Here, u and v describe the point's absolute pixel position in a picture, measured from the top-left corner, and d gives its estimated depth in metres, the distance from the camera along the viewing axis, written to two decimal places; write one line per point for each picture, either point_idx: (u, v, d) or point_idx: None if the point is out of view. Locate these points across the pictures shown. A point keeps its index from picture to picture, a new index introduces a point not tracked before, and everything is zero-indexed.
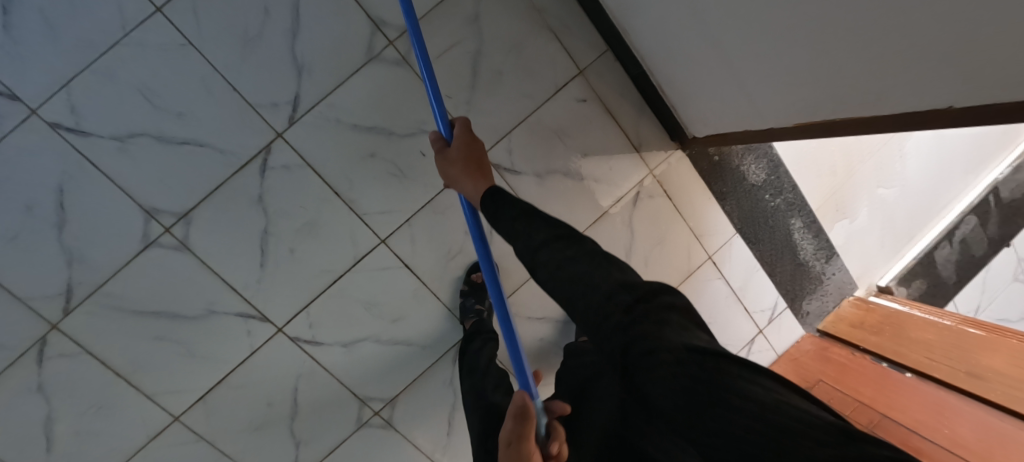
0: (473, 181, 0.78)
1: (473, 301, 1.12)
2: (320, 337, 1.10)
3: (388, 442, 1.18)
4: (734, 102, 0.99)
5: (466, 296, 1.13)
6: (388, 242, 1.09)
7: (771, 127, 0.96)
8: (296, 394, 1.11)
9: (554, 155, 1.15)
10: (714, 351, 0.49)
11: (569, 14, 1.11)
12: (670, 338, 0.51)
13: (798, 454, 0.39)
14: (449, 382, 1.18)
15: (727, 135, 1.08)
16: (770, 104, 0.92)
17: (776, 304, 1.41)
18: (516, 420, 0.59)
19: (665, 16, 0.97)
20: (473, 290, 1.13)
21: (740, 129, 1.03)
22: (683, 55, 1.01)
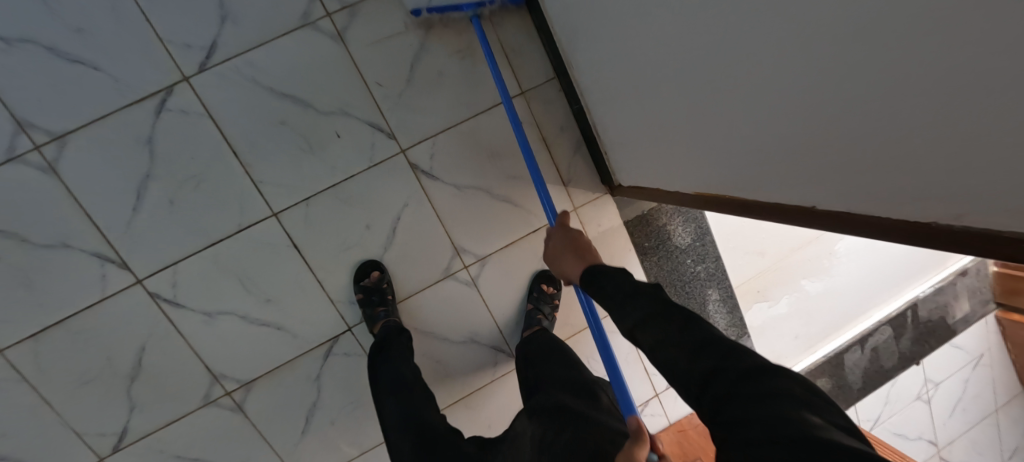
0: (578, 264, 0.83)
1: (375, 302, 1.05)
2: (183, 299, 1.02)
3: (233, 427, 1.09)
4: (658, 158, 0.96)
5: (365, 297, 1.05)
6: (281, 217, 1.03)
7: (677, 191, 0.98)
8: (142, 354, 1.03)
9: (477, 170, 1.11)
10: (790, 395, 0.53)
11: (524, 31, 1.08)
12: (762, 387, 0.55)
13: None
14: (314, 376, 1.11)
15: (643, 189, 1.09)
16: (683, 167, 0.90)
17: None
18: (633, 442, 0.66)
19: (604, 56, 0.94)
20: (375, 290, 1.06)
21: (654, 186, 1.04)
22: (618, 99, 0.98)
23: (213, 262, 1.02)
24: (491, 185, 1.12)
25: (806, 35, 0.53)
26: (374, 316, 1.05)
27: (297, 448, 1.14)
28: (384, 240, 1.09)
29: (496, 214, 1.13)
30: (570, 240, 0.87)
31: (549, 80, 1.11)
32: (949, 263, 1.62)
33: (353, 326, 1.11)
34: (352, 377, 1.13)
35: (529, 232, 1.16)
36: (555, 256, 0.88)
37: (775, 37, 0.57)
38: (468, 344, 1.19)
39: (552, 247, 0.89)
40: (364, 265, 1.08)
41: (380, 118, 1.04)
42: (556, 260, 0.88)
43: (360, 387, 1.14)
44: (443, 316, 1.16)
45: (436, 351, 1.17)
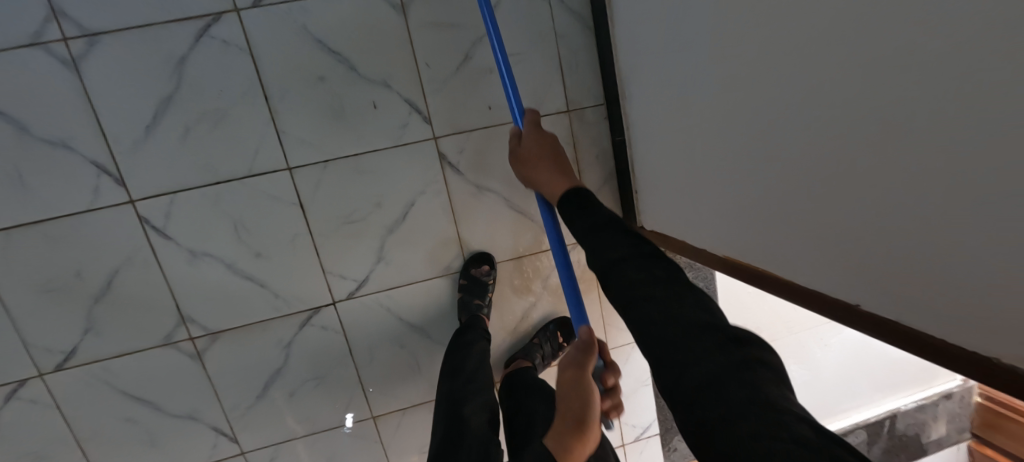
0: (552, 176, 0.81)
1: (472, 297, 1.06)
2: (172, 231, 0.97)
3: (187, 373, 1.04)
4: (687, 209, 0.93)
5: (465, 289, 1.07)
6: (296, 173, 0.99)
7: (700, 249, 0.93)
8: (114, 276, 0.97)
9: (502, 175, 1.07)
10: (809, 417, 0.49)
11: (584, 50, 1.04)
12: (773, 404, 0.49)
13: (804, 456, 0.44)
14: (284, 342, 1.06)
15: (665, 237, 1.04)
16: (712, 225, 0.87)
17: (650, 425, 1.31)
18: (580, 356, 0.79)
19: (659, 95, 0.91)
20: (471, 285, 1.07)
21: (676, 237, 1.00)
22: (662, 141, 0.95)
23: (214, 201, 0.97)
24: (512, 194, 1.08)
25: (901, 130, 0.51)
26: (469, 306, 1.06)
27: (247, 412, 1.08)
28: (391, 221, 1.04)
29: (510, 224, 1.10)
30: (551, 153, 0.83)
31: (597, 105, 1.08)
32: (936, 382, 1.60)
33: (338, 301, 1.06)
34: (322, 353, 1.08)
35: (538, 250, 1.13)
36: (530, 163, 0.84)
37: (861, 124, 0.55)
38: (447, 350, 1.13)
39: (527, 151, 0.85)
40: (475, 256, 1.09)
41: (420, 99, 1.00)
42: (528, 167, 0.85)
43: (328, 366, 1.08)
44: (429, 315, 1.11)
45: (413, 347, 1.11)
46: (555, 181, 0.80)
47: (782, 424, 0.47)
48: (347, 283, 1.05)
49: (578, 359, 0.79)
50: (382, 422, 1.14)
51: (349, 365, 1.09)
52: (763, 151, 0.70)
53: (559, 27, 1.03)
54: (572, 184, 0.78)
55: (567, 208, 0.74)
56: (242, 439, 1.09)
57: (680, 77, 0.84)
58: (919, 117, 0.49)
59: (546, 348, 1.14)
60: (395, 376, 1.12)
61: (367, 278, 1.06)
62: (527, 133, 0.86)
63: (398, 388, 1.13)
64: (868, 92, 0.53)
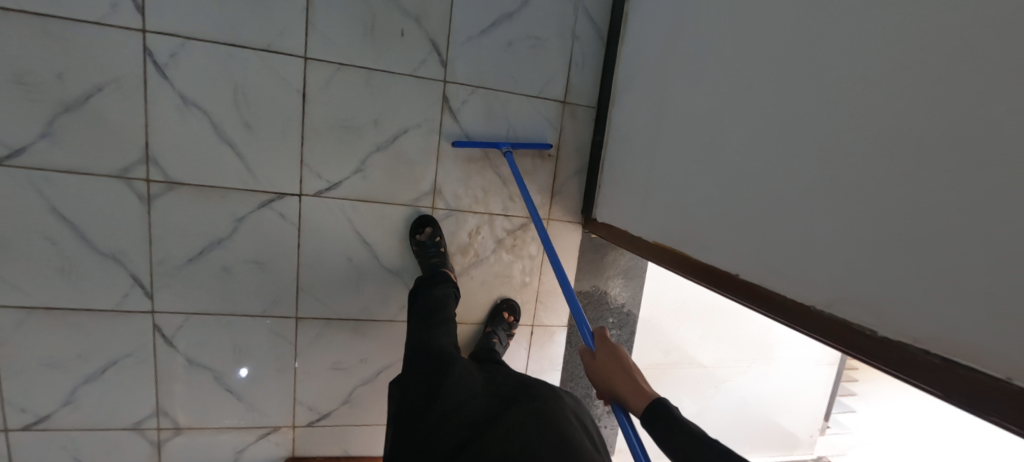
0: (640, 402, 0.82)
1: (432, 252, 1.13)
2: (171, 73, 0.99)
3: (129, 213, 1.03)
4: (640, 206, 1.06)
5: (425, 248, 1.13)
6: (308, 64, 1.05)
7: (642, 237, 1.04)
8: (95, 94, 0.97)
9: (491, 135, 1.17)
10: None
11: (593, 57, 1.19)
12: None
13: None
14: (238, 215, 1.07)
15: (614, 228, 1.15)
16: (657, 221, 1.00)
17: None
18: None
19: (643, 107, 1.07)
20: (431, 244, 1.13)
21: (625, 228, 1.11)
22: (634, 147, 1.10)
23: (222, 60, 1.01)
24: (494, 155, 1.19)
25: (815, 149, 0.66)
26: (431, 263, 1.12)
27: (174, 272, 1.07)
28: (379, 140, 1.11)
29: (482, 181, 1.19)
30: (620, 364, 0.87)
31: (590, 106, 1.22)
32: (795, 450, 1.77)
33: (304, 196, 1.10)
34: (271, 239, 1.10)
35: (499, 213, 1.22)
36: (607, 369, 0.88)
37: (789, 141, 0.70)
38: (388, 278, 1.18)
39: (602, 368, 0.88)
40: (422, 220, 1.15)
41: (443, 44, 1.11)
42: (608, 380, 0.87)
43: (272, 252, 1.11)
44: (384, 239, 1.16)
45: (359, 263, 1.16)
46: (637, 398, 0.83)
47: None
48: (318, 182, 1.10)
49: None
50: (302, 326, 1.16)
51: (291, 259, 1.12)
52: (711, 161, 0.85)
53: (578, 27, 1.17)
54: (654, 398, 0.82)
55: (648, 422, 0.80)
56: (157, 298, 1.07)
57: (665, 93, 1.00)
58: (828, 143, 0.65)
59: (501, 334, 1.23)
60: (332, 285, 1.15)
61: (340, 184, 1.11)
62: (601, 354, 0.90)
63: (329, 299, 1.16)
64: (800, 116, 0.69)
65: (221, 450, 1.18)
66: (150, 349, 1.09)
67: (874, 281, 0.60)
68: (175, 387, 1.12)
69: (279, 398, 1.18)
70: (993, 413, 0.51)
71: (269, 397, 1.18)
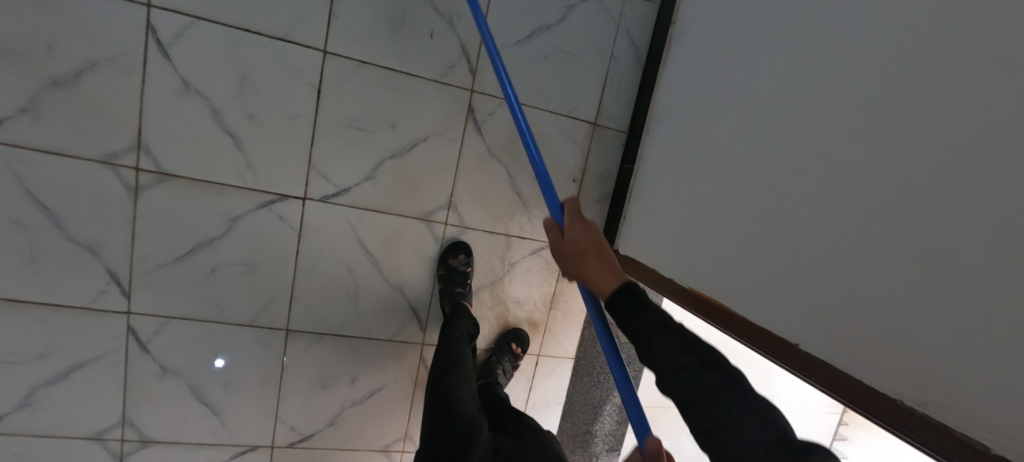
0: (608, 280, 0.64)
1: (451, 284, 1.08)
2: (175, 54, 0.90)
3: (113, 203, 0.93)
4: (668, 243, 0.99)
5: (443, 279, 1.08)
6: (327, 59, 0.96)
7: (669, 279, 0.97)
8: (87, 69, 0.87)
9: (514, 152, 1.10)
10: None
11: (628, 79, 1.12)
12: None
13: None
14: (233, 215, 0.98)
15: (636, 264, 1.08)
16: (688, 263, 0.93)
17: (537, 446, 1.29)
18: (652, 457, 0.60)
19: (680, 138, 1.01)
20: (449, 273, 1.08)
21: (651, 266, 1.04)
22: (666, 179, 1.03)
23: (234, 45, 0.92)
24: (516, 173, 1.11)
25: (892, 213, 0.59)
26: (451, 295, 1.07)
27: (157, 271, 0.97)
28: (395, 146, 1.03)
29: (500, 199, 1.11)
30: (596, 243, 0.66)
31: (620, 130, 1.15)
32: None
33: (308, 200, 1.01)
34: (266, 243, 1.01)
35: (515, 235, 1.14)
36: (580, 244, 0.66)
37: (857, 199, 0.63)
38: (391, 294, 1.10)
39: (574, 249, 0.66)
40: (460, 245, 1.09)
41: (473, 51, 1.03)
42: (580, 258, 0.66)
43: (266, 257, 1.01)
44: (390, 252, 1.08)
45: (360, 276, 1.07)
46: (606, 278, 0.64)
47: None
48: (325, 185, 1.01)
49: None
50: (292, 339, 1.06)
51: (287, 267, 1.03)
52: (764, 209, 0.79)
53: (617, 47, 1.10)
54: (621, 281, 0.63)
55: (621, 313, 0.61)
56: (135, 298, 0.97)
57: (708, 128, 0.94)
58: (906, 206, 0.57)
59: (506, 365, 1.15)
60: (328, 296, 1.06)
61: (348, 189, 1.02)
62: (572, 230, 0.67)
63: (324, 311, 1.07)
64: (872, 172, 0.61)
65: None
66: (122, 353, 0.99)
67: (953, 372, 0.53)
68: (146, 396, 1.02)
69: (258, 416, 1.08)
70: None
71: (248, 413, 1.08)
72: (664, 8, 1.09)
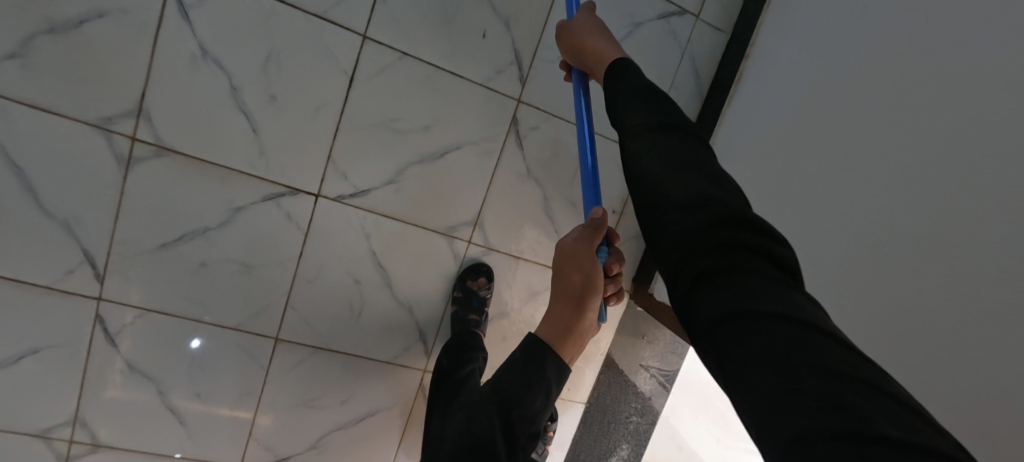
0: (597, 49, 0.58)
1: (465, 311, 0.97)
2: (196, 16, 0.79)
3: (100, 174, 0.81)
4: None
5: (459, 303, 0.97)
6: (366, 45, 0.86)
7: None
8: (92, 19, 0.76)
9: (554, 173, 1.00)
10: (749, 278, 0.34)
11: (686, 112, 1.04)
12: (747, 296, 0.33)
13: (772, 336, 0.30)
14: (235, 203, 0.87)
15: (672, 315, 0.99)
16: None
17: None
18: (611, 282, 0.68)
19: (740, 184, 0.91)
20: (466, 298, 0.97)
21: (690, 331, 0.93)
22: None
23: (265, 15, 0.81)
24: (553, 197, 1.01)
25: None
26: (465, 323, 0.96)
27: (139, 255, 0.85)
28: (425, 149, 0.92)
29: (532, 223, 1.01)
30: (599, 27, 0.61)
31: None
32: None
33: (321, 198, 0.89)
34: (268, 239, 0.89)
35: (542, 263, 1.04)
36: (582, 28, 0.62)
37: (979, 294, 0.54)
38: (398, 312, 0.98)
39: (578, 31, 0.62)
40: (478, 266, 0.99)
41: (527, 59, 0.93)
42: (578, 38, 0.62)
43: (265, 254, 0.90)
44: (403, 266, 0.96)
45: (366, 288, 0.95)
46: (600, 53, 0.57)
47: (766, 337, 0.31)
48: (343, 184, 0.90)
49: (582, 241, 0.61)
50: (280, 349, 0.94)
51: (287, 269, 0.91)
52: (846, 281, 0.69)
53: (679, 76, 1.01)
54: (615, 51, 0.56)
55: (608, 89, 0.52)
56: (109, 283, 0.85)
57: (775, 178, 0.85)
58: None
59: None
60: (328, 307, 0.94)
61: (368, 191, 0.91)
62: (579, 20, 0.63)
63: (321, 323, 0.95)
64: (1005, 267, 0.52)
65: None
66: (86, 342, 0.87)
67: None
68: (105, 395, 0.90)
69: (230, 431, 0.96)
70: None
71: (218, 427, 0.95)
72: (736, 41, 1.00)
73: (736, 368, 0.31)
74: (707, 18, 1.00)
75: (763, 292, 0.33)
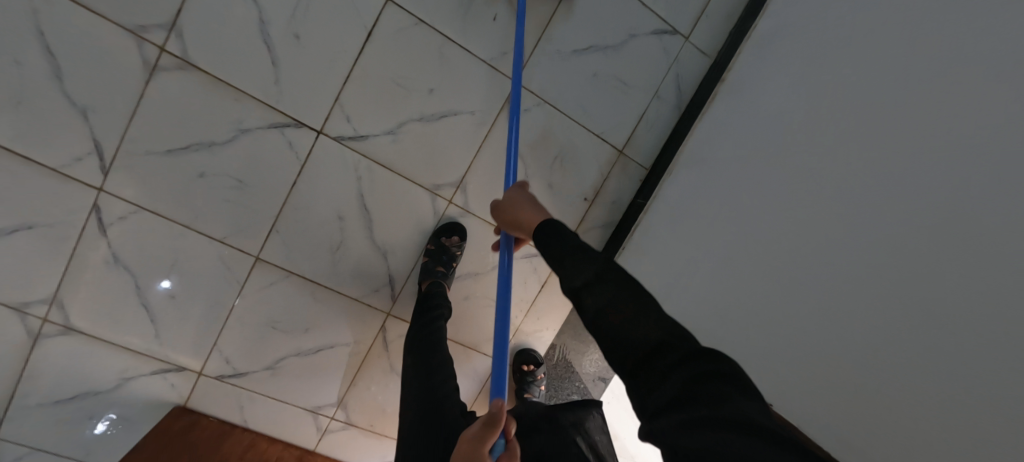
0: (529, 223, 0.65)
1: (435, 261, 1.04)
2: None
3: (125, 75, 0.88)
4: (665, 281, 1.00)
5: (430, 254, 1.04)
6: (388, 7, 0.95)
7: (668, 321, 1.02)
8: None
9: (539, 154, 1.08)
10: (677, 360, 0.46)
11: (664, 122, 1.14)
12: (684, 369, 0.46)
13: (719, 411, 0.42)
14: (244, 125, 0.94)
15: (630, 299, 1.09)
16: None
17: None
18: None
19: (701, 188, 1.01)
20: (438, 251, 1.04)
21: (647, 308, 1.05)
22: None
23: None
24: (534, 175, 1.09)
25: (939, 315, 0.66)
26: (432, 273, 1.03)
27: (145, 156, 0.92)
28: (425, 110, 1.01)
29: None
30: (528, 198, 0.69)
31: (643, 166, 1.16)
32: None
33: (323, 135, 0.98)
34: (267, 163, 0.97)
35: None
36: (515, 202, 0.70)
37: (895, 293, 0.70)
38: (374, 255, 1.06)
39: (510, 202, 0.70)
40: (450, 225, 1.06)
41: (530, 46, 1.03)
42: (509, 211, 0.70)
43: (262, 177, 0.97)
44: (386, 213, 1.04)
45: (349, 227, 1.03)
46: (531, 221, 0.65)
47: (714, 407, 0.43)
48: (345, 127, 0.98)
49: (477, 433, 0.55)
50: (259, 268, 1.01)
51: (280, 195, 0.98)
52: (787, 282, 0.83)
53: (663, 88, 1.12)
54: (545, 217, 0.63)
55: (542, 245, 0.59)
56: (112, 177, 0.92)
57: None
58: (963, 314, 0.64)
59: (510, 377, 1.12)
60: (311, 237, 1.02)
61: (367, 137, 0.99)
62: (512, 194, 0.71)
63: (302, 251, 1.02)
64: None
65: (103, 372, 0.99)
66: (79, 228, 0.93)
67: None
68: (87, 282, 0.95)
69: (196, 336, 1.02)
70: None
71: (186, 332, 1.01)
72: (717, 67, 1.12)
73: (680, 428, 0.43)
74: (696, 42, 1.10)
75: (689, 373, 0.45)
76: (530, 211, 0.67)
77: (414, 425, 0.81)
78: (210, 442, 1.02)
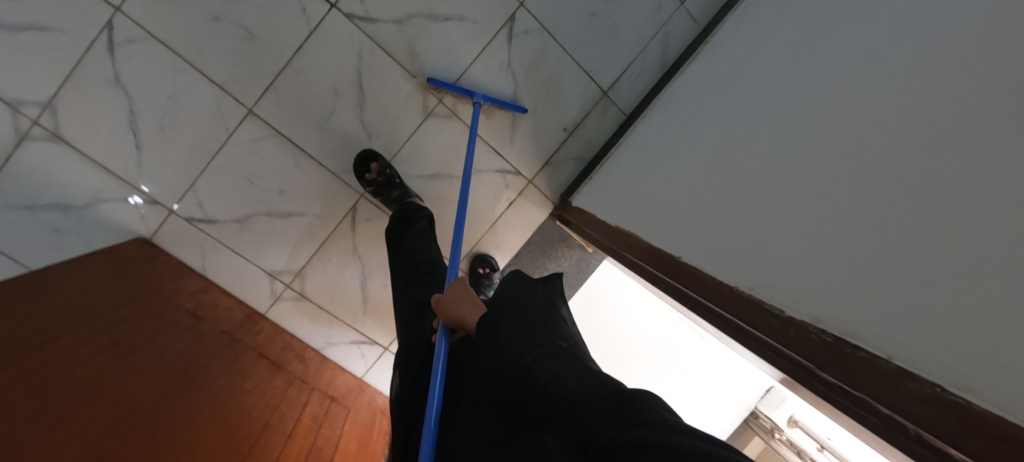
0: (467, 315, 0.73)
1: (399, 189, 1.09)
2: None
3: None
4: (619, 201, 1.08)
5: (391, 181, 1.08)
6: None
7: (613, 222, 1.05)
8: None
9: (528, 76, 1.16)
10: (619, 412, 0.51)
11: (649, 73, 1.23)
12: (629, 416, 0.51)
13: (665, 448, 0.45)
14: None
15: (585, 213, 1.15)
16: (635, 215, 0.99)
17: None
18: None
19: (668, 122, 1.08)
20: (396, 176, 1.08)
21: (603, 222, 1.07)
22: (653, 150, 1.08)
23: None
24: (521, 95, 1.17)
25: (801, 174, 0.65)
26: (397, 198, 1.08)
27: None
28: (434, 8, 1.08)
29: (495, 108, 1.16)
30: (465, 293, 0.78)
31: (622, 111, 1.24)
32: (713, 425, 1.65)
33: (335, 9, 1.04)
34: (278, 22, 1.02)
35: (492, 145, 1.18)
36: (452, 303, 0.76)
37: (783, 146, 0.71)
38: (359, 136, 1.12)
39: (448, 297, 0.78)
40: (365, 155, 1.08)
41: None
42: (444, 306, 0.77)
43: (271, 35, 1.03)
44: (378, 98, 1.11)
45: (341, 103, 1.09)
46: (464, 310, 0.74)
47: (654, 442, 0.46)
48: (357, 6, 1.05)
49: None
50: (249, 122, 1.06)
51: (283, 56, 1.05)
52: (699, 179, 0.87)
53: (654, 41, 1.20)
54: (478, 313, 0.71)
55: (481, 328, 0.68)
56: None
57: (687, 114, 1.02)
58: (820, 172, 0.63)
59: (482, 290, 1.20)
60: (303, 104, 1.08)
61: (375, 21, 1.06)
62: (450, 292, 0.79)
63: (292, 115, 1.08)
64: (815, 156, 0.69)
65: (79, 187, 1.03)
66: (88, 40, 0.96)
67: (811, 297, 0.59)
68: (85, 96, 0.99)
69: (177, 173, 1.07)
70: (830, 371, 0.53)
71: (168, 167, 1.06)
72: (704, 32, 1.20)
73: None
74: (691, 8, 1.20)
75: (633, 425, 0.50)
76: (466, 309, 0.74)
77: (403, 374, 0.78)
78: (165, 275, 1.04)
